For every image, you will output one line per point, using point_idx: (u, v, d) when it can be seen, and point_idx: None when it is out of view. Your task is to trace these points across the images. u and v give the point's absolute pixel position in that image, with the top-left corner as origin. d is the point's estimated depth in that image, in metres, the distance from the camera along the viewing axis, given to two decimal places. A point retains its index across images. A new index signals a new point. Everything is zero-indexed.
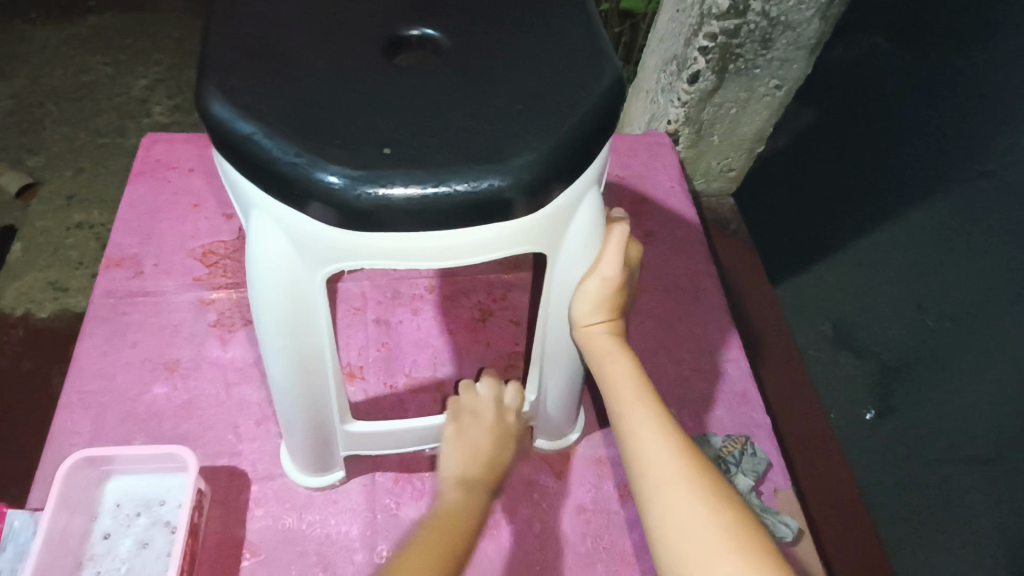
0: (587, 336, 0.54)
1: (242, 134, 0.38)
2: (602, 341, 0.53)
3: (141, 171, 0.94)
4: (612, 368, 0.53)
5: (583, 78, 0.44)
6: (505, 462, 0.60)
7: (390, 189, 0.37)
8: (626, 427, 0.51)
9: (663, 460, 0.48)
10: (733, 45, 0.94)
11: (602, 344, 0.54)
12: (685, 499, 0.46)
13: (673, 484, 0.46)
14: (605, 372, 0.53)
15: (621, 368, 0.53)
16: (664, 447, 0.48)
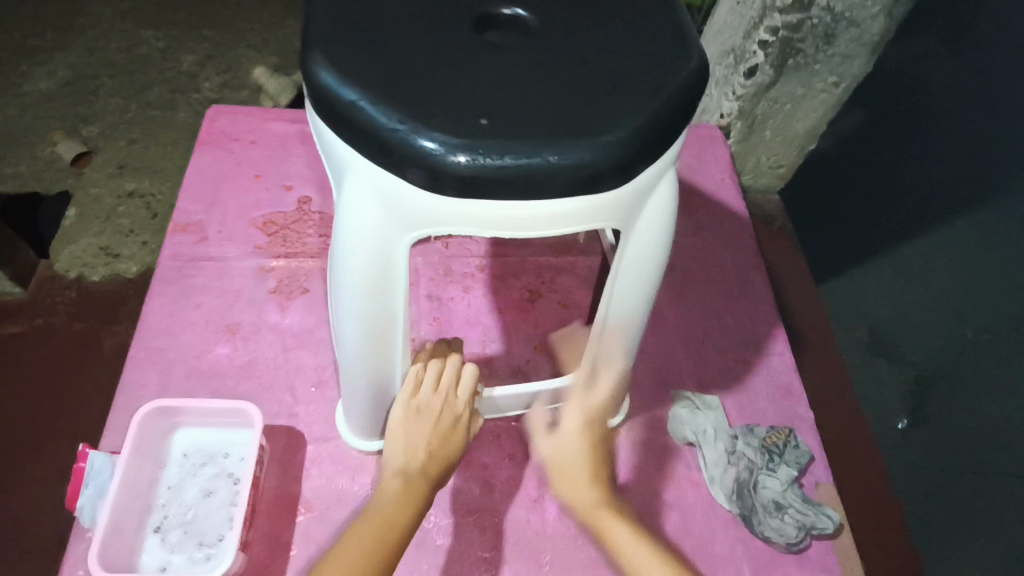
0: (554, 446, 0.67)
1: (348, 101, 0.41)
2: (573, 451, 0.65)
3: (206, 141, 0.97)
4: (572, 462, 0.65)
5: (669, 60, 0.45)
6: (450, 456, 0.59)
7: (487, 158, 0.40)
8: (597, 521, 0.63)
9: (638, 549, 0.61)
10: (794, 39, 0.93)
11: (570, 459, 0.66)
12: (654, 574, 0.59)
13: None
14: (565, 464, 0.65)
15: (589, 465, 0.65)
16: (635, 541, 0.61)
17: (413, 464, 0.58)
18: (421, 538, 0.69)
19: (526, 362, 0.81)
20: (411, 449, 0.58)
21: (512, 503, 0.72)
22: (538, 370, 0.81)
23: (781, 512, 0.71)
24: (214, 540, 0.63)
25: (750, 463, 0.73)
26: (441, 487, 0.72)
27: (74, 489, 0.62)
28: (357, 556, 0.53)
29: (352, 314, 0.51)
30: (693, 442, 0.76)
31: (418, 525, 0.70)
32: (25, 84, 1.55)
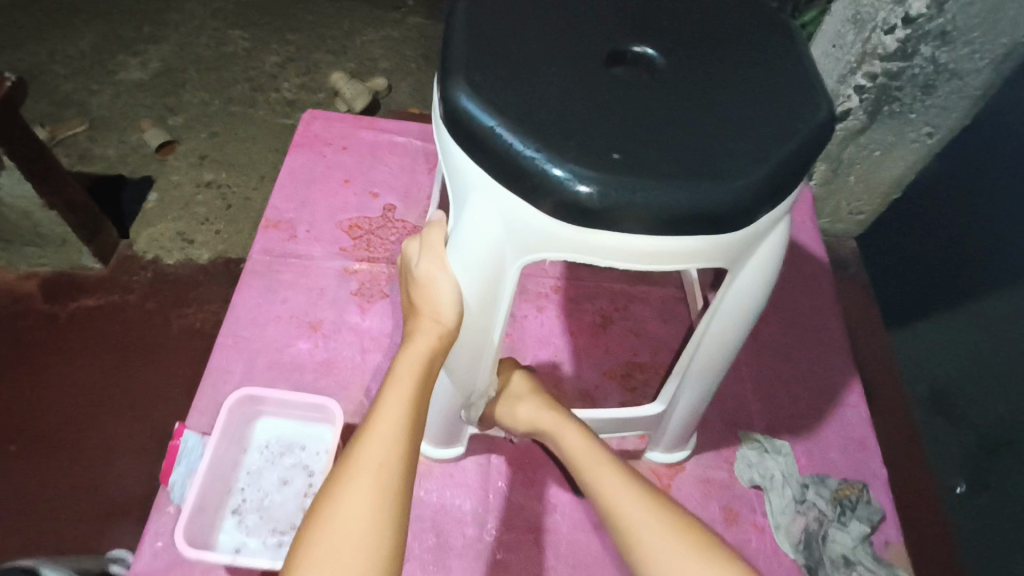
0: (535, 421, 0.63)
1: (485, 127, 0.43)
2: (542, 413, 0.63)
3: (301, 143, 1.01)
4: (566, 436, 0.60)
5: (800, 109, 0.45)
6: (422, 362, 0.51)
7: (617, 193, 0.41)
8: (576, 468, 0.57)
9: (619, 490, 0.54)
10: (891, 87, 0.92)
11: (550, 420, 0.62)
12: (639, 514, 0.52)
13: (639, 514, 0.52)
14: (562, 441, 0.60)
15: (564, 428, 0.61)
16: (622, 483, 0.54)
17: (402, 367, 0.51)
18: (481, 551, 0.69)
19: (595, 387, 0.81)
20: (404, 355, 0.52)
21: (573, 527, 0.72)
22: (606, 397, 0.81)
23: (850, 567, 0.70)
24: (287, 528, 0.66)
25: (821, 514, 0.72)
26: (505, 501, 0.73)
27: (167, 465, 0.65)
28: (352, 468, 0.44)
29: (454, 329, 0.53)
30: (761, 485, 0.75)
31: (479, 538, 0.70)
32: (122, 73, 1.64)
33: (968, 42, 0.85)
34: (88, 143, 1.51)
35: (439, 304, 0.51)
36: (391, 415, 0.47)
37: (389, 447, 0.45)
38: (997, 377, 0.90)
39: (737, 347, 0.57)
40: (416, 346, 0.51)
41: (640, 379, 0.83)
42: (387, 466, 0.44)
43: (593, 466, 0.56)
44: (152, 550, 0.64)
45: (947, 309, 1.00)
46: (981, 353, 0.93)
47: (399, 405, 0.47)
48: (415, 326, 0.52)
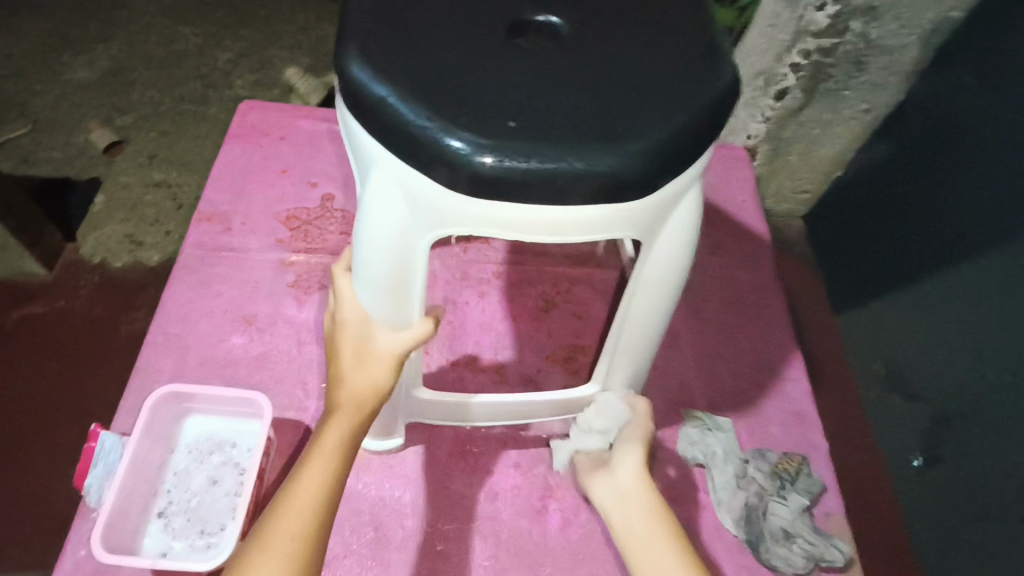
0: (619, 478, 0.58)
1: (378, 97, 0.41)
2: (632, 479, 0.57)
3: (237, 134, 0.98)
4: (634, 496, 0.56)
5: (701, 72, 0.44)
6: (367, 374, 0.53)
7: (513, 161, 0.39)
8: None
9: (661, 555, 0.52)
10: (826, 64, 0.93)
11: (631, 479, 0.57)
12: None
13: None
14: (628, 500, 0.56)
15: (648, 519, 0.54)
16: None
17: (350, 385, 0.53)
18: (420, 542, 0.68)
19: (537, 371, 0.81)
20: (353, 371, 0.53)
21: (515, 513, 0.71)
22: (549, 380, 0.80)
23: (790, 541, 0.69)
24: (215, 530, 0.64)
25: (761, 489, 0.72)
26: (444, 489, 0.72)
27: (83, 467, 0.63)
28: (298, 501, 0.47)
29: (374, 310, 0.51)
30: (703, 463, 0.75)
31: (420, 528, 0.69)
32: (67, 73, 1.58)
33: (896, 18, 0.86)
34: (30, 144, 1.46)
35: (373, 354, 0.53)
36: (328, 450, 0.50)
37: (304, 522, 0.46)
38: (934, 353, 0.93)
39: (661, 321, 0.56)
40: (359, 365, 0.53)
41: (583, 361, 0.82)
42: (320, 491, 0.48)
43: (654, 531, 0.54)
44: (76, 559, 0.63)
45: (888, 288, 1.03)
46: (921, 325, 0.96)
47: (323, 474, 0.49)
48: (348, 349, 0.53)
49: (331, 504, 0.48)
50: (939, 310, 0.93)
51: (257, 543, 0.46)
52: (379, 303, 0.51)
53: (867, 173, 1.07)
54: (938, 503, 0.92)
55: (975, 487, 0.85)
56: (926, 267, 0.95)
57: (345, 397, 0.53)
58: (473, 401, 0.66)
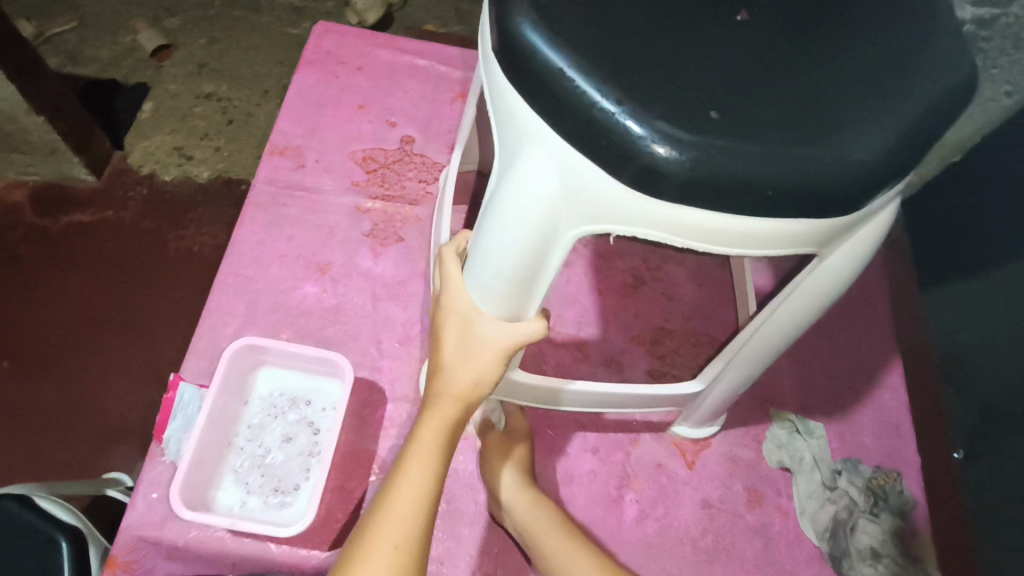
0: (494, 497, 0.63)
1: (555, 67, 0.35)
2: (512, 499, 0.62)
3: (311, 60, 0.90)
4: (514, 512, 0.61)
5: (936, 65, 0.37)
6: (473, 371, 0.48)
7: (714, 163, 0.33)
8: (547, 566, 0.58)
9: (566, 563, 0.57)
10: (980, 37, 0.81)
11: (518, 507, 0.61)
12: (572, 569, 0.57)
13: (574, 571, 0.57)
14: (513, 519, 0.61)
15: (540, 528, 0.60)
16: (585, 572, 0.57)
17: (454, 381, 0.48)
18: (490, 519, 0.66)
19: (621, 352, 0.76)
20: (458, 364, 0.48)
21: (590, 499, 0.69)
22: (633, 363, 0.75)
23: (877, 561, 0.67)
24: (289, 489, 0.62)
25: (852, 504, 0.70)
26: None
27: (161, 419, 0.61)
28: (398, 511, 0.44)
29: (493, 296, 0.46)
30: (790, 468, 0.71)
31: (491, 505, 0.67)
32: None
33: None
34: (79, 42, 1.38)
35: (480, 347, 0.48)
36: (423, 453, 0.46)
37: (404, 528, 0.44)
38: (1006, 345, 0.80)
39: (799, 333, 0.51)
40: (466, 361, 0.48)
41: (670, 347, 0.77)
42: (417, 498, 0.45)
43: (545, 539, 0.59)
44: (147, 501, 0.63)
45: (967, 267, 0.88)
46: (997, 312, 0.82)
47: (421, 479, 0.45)
48: (454, 341, 0.49)
49: (432, 509, 0.46)
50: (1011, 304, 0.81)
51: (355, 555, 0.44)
52: (496, 294, 0.46)
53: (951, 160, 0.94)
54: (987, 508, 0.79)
55: None
56: (1001, 252, 0.83)
57: (447, 392, 0.48)
58: (566, 387, 0.60)
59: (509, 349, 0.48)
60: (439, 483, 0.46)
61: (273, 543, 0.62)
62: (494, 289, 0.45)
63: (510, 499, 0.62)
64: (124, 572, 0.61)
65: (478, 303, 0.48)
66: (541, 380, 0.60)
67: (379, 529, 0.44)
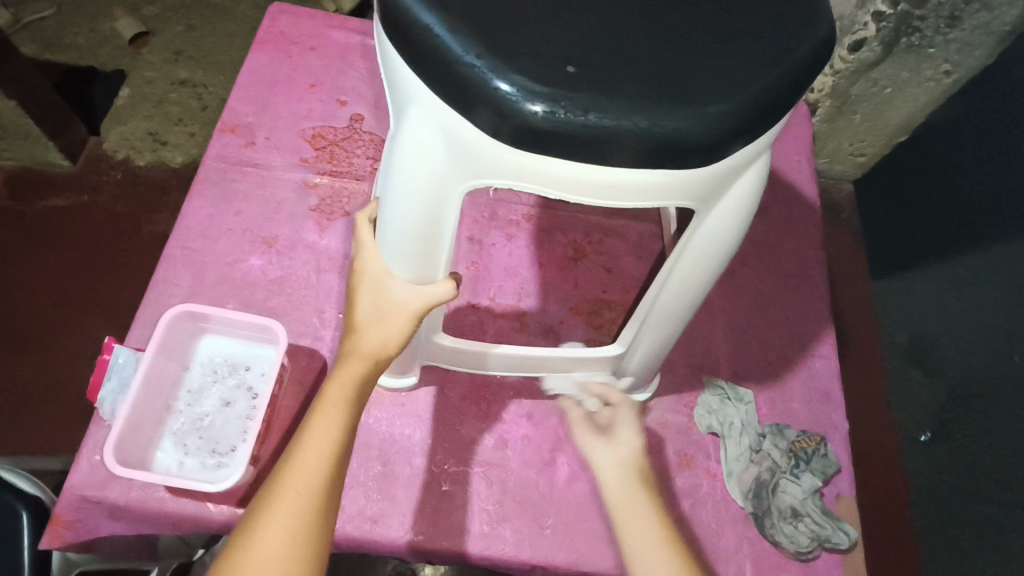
0: (599, 454, 0.62)
1: (424, 26, 0.37)
2: (620, 464, 0.60)
3: (264, 40, 0.92)
4: (613, 472, 0.60)
5: (794, 26, 0.39)
6: (384, 330, 0.51)
7: (570, 114, 0.35)
8: (623, 526, 0.56)
9: (647, 535, 0.54)
10: (914, 16, 0.82)
11: (621, 471, 0.60)
12: (650, 550, 0.53)
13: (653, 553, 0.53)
14: (609, 477, 0.59)
15: (631, 492, 0.58)
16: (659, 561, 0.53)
17: (370, 341, 0.51)
18: (426, 481, 0.68)
19: (559, 322, 0.78)
20: (371, 324, 0.51)
21: (522, 462, 0.71)
22: (570, 333, 0.78)
23: (797, 520, 0.69)
24: (226, 450, 0.64)
25: (774, 465, 0.71)
26: (456, 432, 0.71)
27: (97, 378, 0.62)
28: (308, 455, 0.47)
29: (400, 257, 0.48)
30: (718, 432, 0.73)
31: (428, 467, 0.69)
32: None
33: None
34: (56, 28, 1.38)
35: (389, 307, 0.50)
36: (332, 406, 0.49)
37: (312, 472, 0.46)
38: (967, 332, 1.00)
39: (703, 294, 0.53)
40: (379, 321, 0.51)
41: (607, 317, 0.79)
42: (326, 445, 0.48)
43: (633, 509, 0.56)
44: (92, 463, 0.64)
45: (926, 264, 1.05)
46: (967, 307, 1.01)
47: (331, 427, 0.48)
48: (365, 300, 0.51)
49: (343, 456, 0.49)
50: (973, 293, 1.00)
51: (264, 498, 0.46)
52: (400, 255, 0.48)
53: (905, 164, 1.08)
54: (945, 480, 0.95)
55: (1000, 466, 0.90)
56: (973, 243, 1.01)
57: (358, 351, 0.51)
58: (491, 352, 0.64)
59: (418, 309, 0.49)
60: (348, 434, 0.49)
61: (211, 503, 0.64)
62: (398, 250, 0.47)
63: (617, 459, 0.61)
64: (67, 531, 0.63)
65: (390, 265, 0.49)
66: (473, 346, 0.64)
67: (286, 473, 0.46)
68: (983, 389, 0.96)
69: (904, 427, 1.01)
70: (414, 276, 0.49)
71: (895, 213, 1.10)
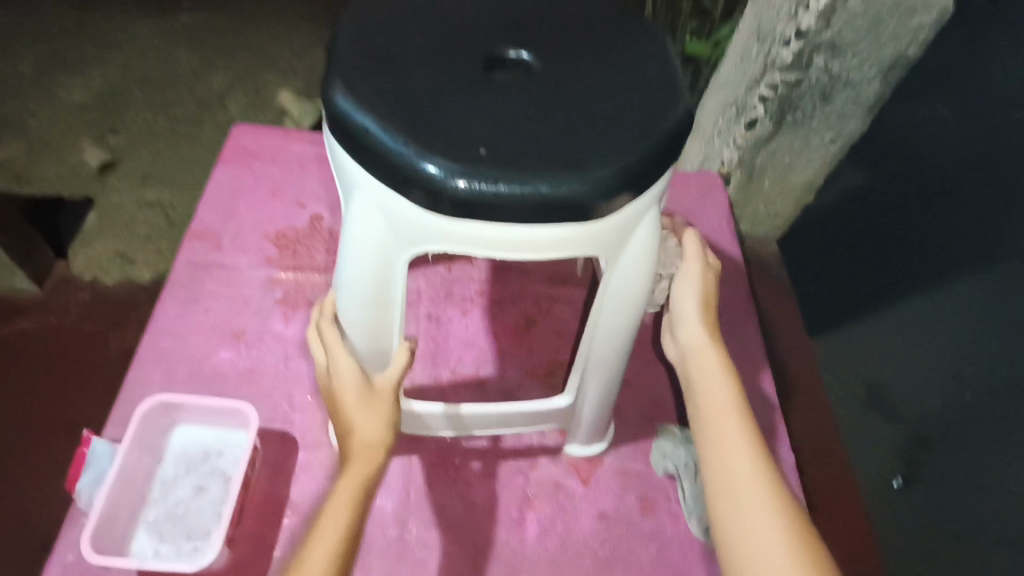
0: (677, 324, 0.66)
1: (361, 125, 0.45)
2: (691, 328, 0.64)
3: (229, 157, 1.01)
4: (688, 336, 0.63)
5: (661, 105, 0.49)
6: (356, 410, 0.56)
7: (483, 184, 0.43)
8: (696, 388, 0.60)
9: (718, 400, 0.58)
10: (794, 97, 0.96)
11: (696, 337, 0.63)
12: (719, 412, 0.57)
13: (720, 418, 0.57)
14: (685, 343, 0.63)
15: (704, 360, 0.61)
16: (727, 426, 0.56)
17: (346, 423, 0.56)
18: (400, 550, 0.70)
19: (517, 386, 0.83)
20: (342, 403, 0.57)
21: (492, 522, 0.73)
22: (528, 394, 0.83)
23: None
24: (201, 535, 0.65)
25: None
26: (425, 500, 0.74)
27: (75, 471, 0.65)
28: (325, 540, 0.50)
29: (359, 324, 0.54)
30: (675, 474, 0.78)
31: (401, 536, 0.71)
32: (63, 94, 1.59)
33: (857, 53, 0.90)
34: (26, 164, 1.46)
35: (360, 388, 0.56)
36: (343, 491, 0.52)
37: (326, 554, 0.49)
38: (908, 377, 0.91)
39: (630, 338, 0.60)
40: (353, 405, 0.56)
41: (561, 376, 0.85)
42: (339, 527, 0.51)
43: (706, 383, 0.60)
44: (63, 564, 0.65)
45: (860, 310, 1.02)
46: (894, 351, 0.94)
47: (342, 510, 0.51)
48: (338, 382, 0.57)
49: (353, 536, 0.51)
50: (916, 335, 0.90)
51: None
52: (358, 324, 0.54)
53: (829, 214, 1.10)
54: (915, 524, 0.92)
55: (959, 507, 0.81)
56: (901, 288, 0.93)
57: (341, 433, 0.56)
58: (457, 411, 0.69)
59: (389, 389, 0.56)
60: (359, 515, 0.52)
61: None
62: (358, 322, 0.54)
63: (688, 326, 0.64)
64: None
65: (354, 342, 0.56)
66: (439, 407, 0.69)
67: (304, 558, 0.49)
68: (935, 434, 0.86)
69: (870, 472, 1.02)
70: (373, 341, 0.56)
71: (825, 257, 1.12)
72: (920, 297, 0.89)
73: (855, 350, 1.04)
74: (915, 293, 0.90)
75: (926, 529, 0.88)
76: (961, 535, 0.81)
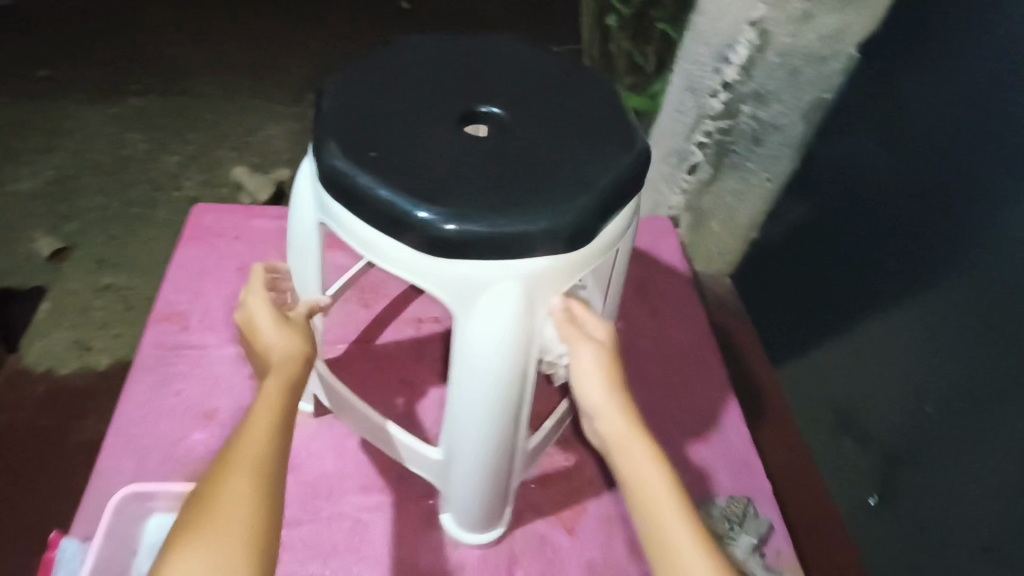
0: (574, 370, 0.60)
1: (325, 117, 0.60)
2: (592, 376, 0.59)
3: (193, 237, 1.02)
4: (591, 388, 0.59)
5: (582, 178, 0.57)
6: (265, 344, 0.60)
7: (365, 181, 0.55)
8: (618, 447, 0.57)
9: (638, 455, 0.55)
10: (726, 141, 1.06)
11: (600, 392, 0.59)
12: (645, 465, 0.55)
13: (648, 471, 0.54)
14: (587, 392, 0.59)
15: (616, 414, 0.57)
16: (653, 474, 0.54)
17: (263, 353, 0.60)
18: None
19: None
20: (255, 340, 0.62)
21: None
22: None
23: None
24: None
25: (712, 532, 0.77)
26: (412, 567, 0.73)
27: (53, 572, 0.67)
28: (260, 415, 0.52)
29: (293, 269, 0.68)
30: None
31: None
32: (12, 185, 1.58)
33: (778, 101, 0.99)
34: None
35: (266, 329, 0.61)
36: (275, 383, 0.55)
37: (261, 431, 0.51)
38: (873, 400, 0.94)
39: (492, 412, 0.60)
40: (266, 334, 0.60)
41: None
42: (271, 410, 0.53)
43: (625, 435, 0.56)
44: None
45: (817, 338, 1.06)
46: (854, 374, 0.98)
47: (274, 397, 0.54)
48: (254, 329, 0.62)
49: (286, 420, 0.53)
50: (871, 358, 0.94)
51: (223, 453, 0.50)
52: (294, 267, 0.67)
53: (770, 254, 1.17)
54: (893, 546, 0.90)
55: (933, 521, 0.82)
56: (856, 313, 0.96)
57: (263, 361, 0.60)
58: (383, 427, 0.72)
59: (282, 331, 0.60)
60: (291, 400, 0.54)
61: None
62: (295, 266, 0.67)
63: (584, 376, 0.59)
64: None
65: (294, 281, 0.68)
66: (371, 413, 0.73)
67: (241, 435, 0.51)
68: (902, 450, 0.88)
69: (842, 493, 1.01)
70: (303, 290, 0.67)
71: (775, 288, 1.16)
72: (872, 322, 0.93)
73: (813, 375, 1.07)
74: (867, 317, 0.94)
75: (906, 548, 0.87)
76: (940, 548, 0.81)
